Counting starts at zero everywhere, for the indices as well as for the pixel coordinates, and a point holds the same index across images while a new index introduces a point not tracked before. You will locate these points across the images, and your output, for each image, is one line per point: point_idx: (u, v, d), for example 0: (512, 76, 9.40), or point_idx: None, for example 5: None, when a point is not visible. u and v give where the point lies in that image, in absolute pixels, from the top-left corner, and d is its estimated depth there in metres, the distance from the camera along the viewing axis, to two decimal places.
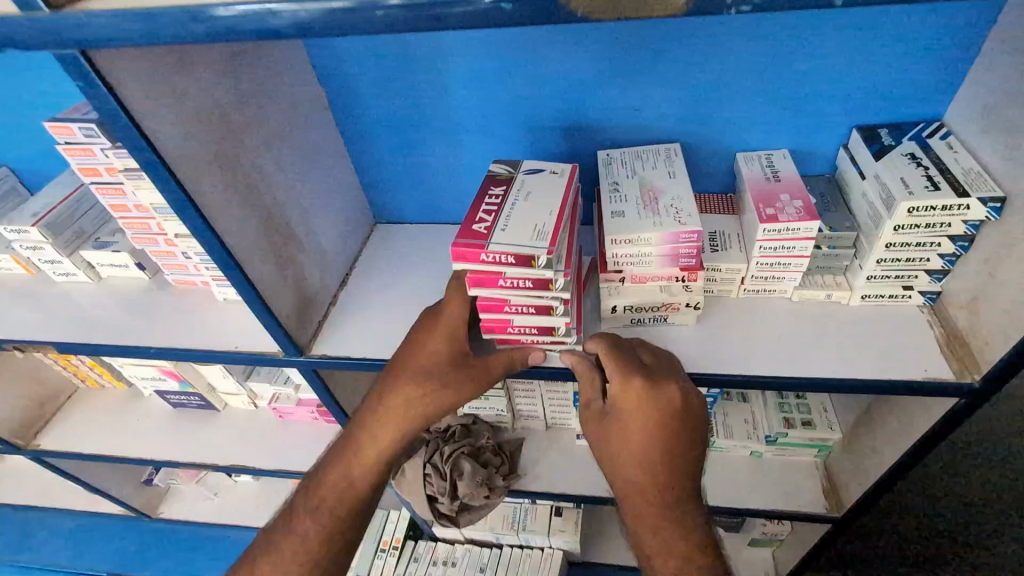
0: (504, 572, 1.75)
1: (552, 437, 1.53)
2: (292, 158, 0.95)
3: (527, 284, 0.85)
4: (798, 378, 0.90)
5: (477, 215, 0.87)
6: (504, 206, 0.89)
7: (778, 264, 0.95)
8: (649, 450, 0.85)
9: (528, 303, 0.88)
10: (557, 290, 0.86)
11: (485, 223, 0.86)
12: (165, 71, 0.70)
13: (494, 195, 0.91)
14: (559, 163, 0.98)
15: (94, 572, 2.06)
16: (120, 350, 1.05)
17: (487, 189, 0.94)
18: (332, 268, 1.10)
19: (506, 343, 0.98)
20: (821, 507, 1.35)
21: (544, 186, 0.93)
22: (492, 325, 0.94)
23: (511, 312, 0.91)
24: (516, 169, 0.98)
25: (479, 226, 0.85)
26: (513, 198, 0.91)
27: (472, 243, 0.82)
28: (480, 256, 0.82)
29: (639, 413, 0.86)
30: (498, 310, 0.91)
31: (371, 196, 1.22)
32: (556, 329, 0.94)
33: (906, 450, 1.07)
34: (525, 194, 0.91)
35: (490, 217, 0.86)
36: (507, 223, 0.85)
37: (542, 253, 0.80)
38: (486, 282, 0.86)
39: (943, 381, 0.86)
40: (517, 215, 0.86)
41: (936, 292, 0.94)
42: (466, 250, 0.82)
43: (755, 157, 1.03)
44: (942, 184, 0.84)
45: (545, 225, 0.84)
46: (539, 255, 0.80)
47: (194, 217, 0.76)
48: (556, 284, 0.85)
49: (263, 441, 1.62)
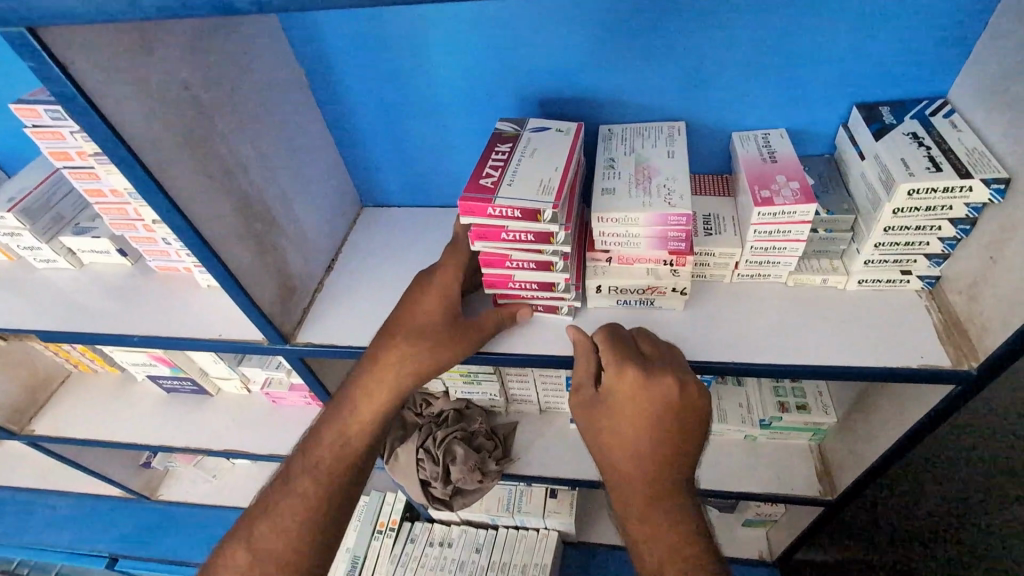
0: (500, 553, 1.76)
1: (546, 421, 1.53)
2: (269, 140, 0.92)
3: (529, 237, 0.85)
4: (791, 365, 0.88)
5: (484, 170, 0.87)
6: (511, 161, 0.88)
7: (774, 248, 0.92)
8: (643, 439, 0.82)
9: (530, 257, 0.89)
10: (557, 244, 0.85)
11: (492, 178, 0.86)
12: (125, 50, 0.67)
13: (500, 151, 0.91)
14: (565, 122, 0.97)
15: (96, 553, 2.09)
16: (102, 338, 1.04)
17: (493, 145, 0.93)
18: (317, 253, 1.07)
19: (504, 300, 0.99)
20: (814, 490, 1.35)
21: (548, 144, 0.92)
22: (494, 279, 0.95)
23: (513, 267, 0.91)
24: (522, 127, 0.97)
25: (486, 180, 0.85)
26: (518, 155, 0.90)
27: (480, 197, 0.82)
28: (487, 211, 0.82)
29: (635, 400, 0.83)
30: (499, 266, 0.92)
31: (356, 179, 1.19)
32: (556, 285, 0.93)
33: (901, 436, 1.06)
34: (530, 150, 0.91)
35: (497, 172, 0.86)
36: (514, 178, 0.85)
37: (548, 207, 0.80)
38: (489, 236, 0.87)
39: (939, 367, 0.84)
40: (524, 170, 0.86)
41: (936, 276, 0.91)
42: (474, 203, 0.82)
43: (751, 137, 0.99)
44: (944, 165, 0.80)
45: (552, 180, 0.84)
46: (545, 210, 0.80)
47: (163, 204, 0.74)
48: (556, 238, 0.85)
49: (256, 425, 1.61)
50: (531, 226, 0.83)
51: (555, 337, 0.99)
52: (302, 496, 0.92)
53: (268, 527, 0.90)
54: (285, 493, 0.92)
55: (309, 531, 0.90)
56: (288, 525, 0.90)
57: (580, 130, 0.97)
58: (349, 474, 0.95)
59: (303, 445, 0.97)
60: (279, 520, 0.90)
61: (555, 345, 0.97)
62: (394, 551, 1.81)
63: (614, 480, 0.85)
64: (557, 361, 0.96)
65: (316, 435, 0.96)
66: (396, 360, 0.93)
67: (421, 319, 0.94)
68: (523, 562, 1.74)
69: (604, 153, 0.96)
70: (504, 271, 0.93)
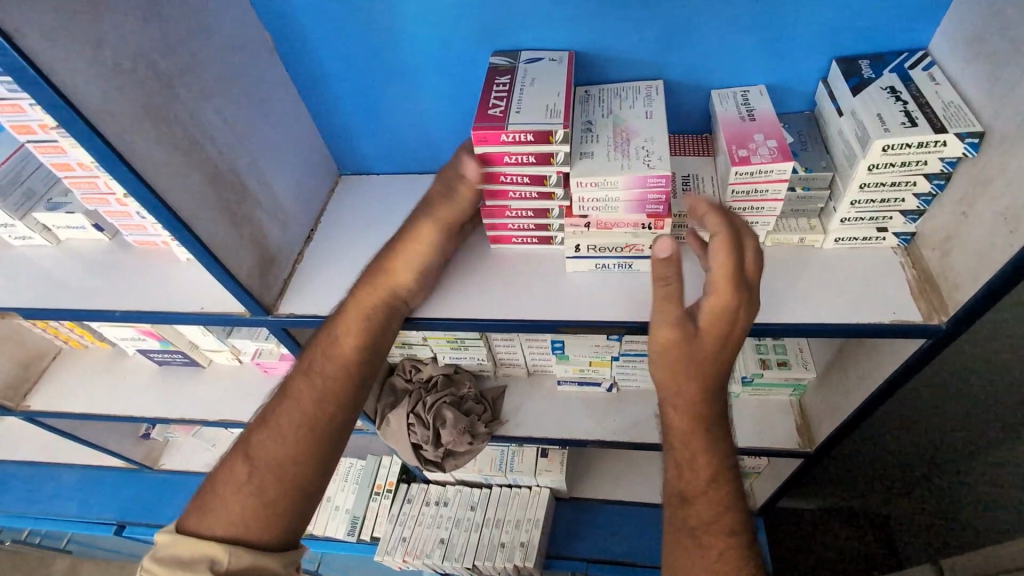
0: (494, 509, 1.83)
1: (534, 383, 1.55)
2: (236, 110, 0.91)
3: (531, 160, 0.86)
4: (768, 325, 0.89)
5: (490, 101, 0.87)
6: (513, 91, 0.88)
7: (751, 209, 0.92)
8: (715, 368, 0.82)
9: (532, 184, 0.90)
10: (558, 165, 0.86)
11: (500, 107, 0.86)
12: (73, 17, 0.65)
13: (501, 82, 0.90)
14: (556, 51, 0.96)
15: (105, 521, 2.14)
16: (84, 315, 1.04)
17: (492, 79, 0.92)
18: (294, 224, 1.06)
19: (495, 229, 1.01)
20: (793, 442, 1.40)
21: (547, 74, 0.92)
22: (491, 210, 0.97)
23: (513, 197, 0.93)
24: (517, 60, 0.96)
25: (494, 110, 0.85)
26: (519, 85, 0.90)
27: (492, 125, 0.83)
28: (501, 138, 0.83)
29: (717, 328, 0.80)
30: (501, 194, 0.92)
31: (332, 146, 1.17)
32: (550, 212, 0.95)
33: (873, 392, 1.09)
34: (530, 80, 0.91)
35: (503, 102, 0.87)
36: (521, 106, 0.85)
37: (559, 127, 0.81)
38: (490, 161, 0.87)
39: (911, 323, 0.85)
40: (529, 97, 0.87)
41: (911, 233, 0.92)
42: (487, 131, 0.82)
43: (730, 95, 0.98)
44: (920, 119, 0.79)
45: (557, 104, 0.85)
46: (556, 130, 0.81)
47: (129, 177, 0.73)
48: (557, 159, 0.85)
49: (249, 395, 1.64)
50: (539, 147, 0.84)
51: (532, 301, 0.98)
52: (299, 399, 0.90)
53: (268, 434, 0.88)
54: (284, 400, 0.90)
55: (302, 435, 0.87)
56: (288, 440, 0.87)
57: (573, 57, 0.97)
58: (350, 400, 0.92)
59: (304, 355, 0.96)
60: (278, 433, 0.88)
61: (535, 309, 0.97)
62: (392, 511, 1.87)
63: (674, 404, 0.83)
64: (536, 326, 0.96)
65: (315, 343, 0.95)
66: (395, 264, 0.95)
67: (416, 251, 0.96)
68: (517, 519, 1.81)
69: (581, 115, 0.94)
70: (502, 201, 0.94)
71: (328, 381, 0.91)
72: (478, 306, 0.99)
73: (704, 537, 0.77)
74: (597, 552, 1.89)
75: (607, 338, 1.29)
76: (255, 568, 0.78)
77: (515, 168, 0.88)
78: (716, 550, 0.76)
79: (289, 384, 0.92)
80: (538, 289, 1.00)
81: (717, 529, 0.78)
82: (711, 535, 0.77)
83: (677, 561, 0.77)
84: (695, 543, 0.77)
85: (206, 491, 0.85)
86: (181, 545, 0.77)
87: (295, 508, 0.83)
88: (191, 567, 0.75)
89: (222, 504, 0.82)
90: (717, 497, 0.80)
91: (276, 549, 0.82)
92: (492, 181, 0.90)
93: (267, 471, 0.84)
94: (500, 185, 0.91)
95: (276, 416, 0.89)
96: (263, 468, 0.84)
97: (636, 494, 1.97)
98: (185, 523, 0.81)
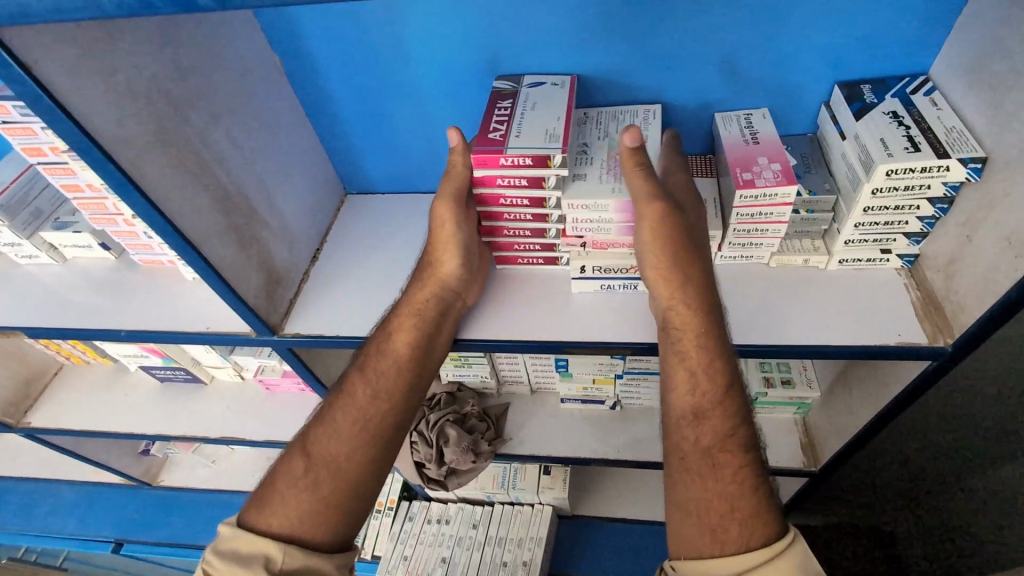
0: (497, 527, 1.81)
1: (537, 400, 1.55)
2: (245, 133, 0.92)
3: (523, 183, 0.87)
4: (774, 346, 0.89)
5: (490, 124, 0.88)
6: (514, 115, 0.89)
7: (756, 231, 0.93)
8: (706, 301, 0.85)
9: (529, 207, 0.91)
10: (550, 189, 0.86)
11: (499, 131, 0.87)
12: (88, 46, 0.67)
13: (501, 106, 0.92)
14: (560, 75, 0.98)
15: (103, 538, 2.12)
16: (89, 334, 1.04)
17: (493, 103, 0.93)
18: (300, 244, 1.07)
19: (498, 249, 1.02)
20: (798, 461, 1.40)
21: (552, 98, 0.93)
22: (489, 230, 0.97)
23: (509, 219, 0.94)
24: (520, 83, 0.97)
25: (494, 133, 0.86)
26: (520, 109, 0.92)
27: (491, 149, 0.84)
28: (500, 161, 0.84)
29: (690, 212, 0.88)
30: (499, 216, 0.93)
31: (338, 167, 1.18)
32: (547, 233, 0.96)
33: (878, 412, 1.09)
34: (532, 104, 0.92)
35: (502, 126, 0.88)
36: (520, 130, 0.86)
37: (557, 152, 0.82)
38: (485, 183, 0.88)
39: (917, 345, 0.85)
40: (528, 122, 0.88)
41: (915, 255, 0.92)
42: (487, 155, 0.83)
43: (733, 118, 0.98)
44: (923, 144, 0.80)
45: (557, 128, 0.86)
46: (554, 155, 0.82)
47: (139, 201, 0.73)
48: (548, 183, 0.86)
49: (251, 412, 1.63)
50: (536, 171, 0.85)
51: (537, 321, 0.99)
52: (357, 399, 0.89)
53: (326, 431, 0.87)
54: (342, 399, 0.90)
55: (359, 432, 0.87)
56: (344, 436, 0.86)
57: (578, 81, 0.98)
58: (404, 399, 0.90)
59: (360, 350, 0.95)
60: (334, 429, 0.87)
61: (540, 328, 0.97)
62: (394, 528, 1.86)
63: (675, 308, 0.85)
64: (541, 346, 0.96)
65: (372, 343, 0.94)
66: (445, 258, 0.95)
67: (451, 238, 0.93)
68: (519, 537, 1.80)
69: (579, 137, 0.95)
70: (499, 223, 0.95)
71: (385, 379, 0.90)
72: (484, 325, 0.99)
73: (718, 456, 0.76)
74: (601, 571, 1.88)
75: (612, 357, 1.29)
76: (308, 569, 0.76)
77: (512, 190, 0.88)
78: (731, 471, 0.75)
79: (346, 381, 0.92)
80: (543, 308, 1.00)
81: (730, 444, 0.77)
82: (727, 456, 0.76)
83: (688, 489, 0.75)
84: (710, 464, 0.76)
85: (264, 485, 0.84)
86: (240, 540, 0.76)
87: (346, 505, 0.82)
88: (247, 563, 0.74)
89: (278, 497, 0.81)
90: (737, 447, 0.77)
91: (327, 551, 0.80)
92: (491, 204, 0.91)
93: (324, 467, 0.84)
94: (499, 208, 0.92)
95: (335, 413, 0.89)
96: (320, 462, 0.84)
97: (639, 511, 1.96)
98: (246, 516, 0.80)
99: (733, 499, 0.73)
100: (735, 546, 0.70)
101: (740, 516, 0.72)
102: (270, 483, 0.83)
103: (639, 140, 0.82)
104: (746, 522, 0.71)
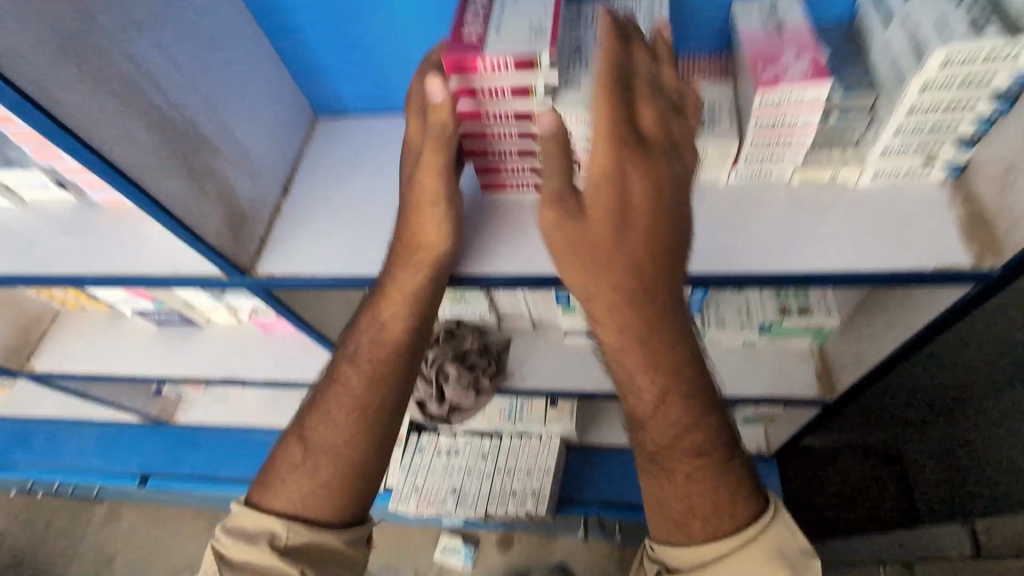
0: (506, 458, 1.83)
1: (540, 334, 1.49)
2: (179, 47, 0.80)
3: (507, 92, 0.75)
4: (794, 272, 0.80)
5: (465, 23, 0.75)
6: (492, 11, 0.76)
7: (778, 141, 0.80)
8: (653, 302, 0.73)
9: (514, 123, 0.79)
10: (537, 98, 0.75)
11: (476, 31, 0.74)
12: None
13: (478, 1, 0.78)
14: None
15: (129, 473, 2.21)
16: (57, 281, 0.98)
17: None
18: (268, 177, 0.98)
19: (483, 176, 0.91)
20: (813, 391, 1.34)
21: None
22: (472, 154, 0.86)
23: (494, 139, 0.82)
24: None
25: (469, 33, 0.73)
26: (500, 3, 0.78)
27: (465, 51, 0.71)
28: (477, 66, 0.71)
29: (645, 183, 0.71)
30: (481, 137, 0.82)
31: (304, 86, 1.06)
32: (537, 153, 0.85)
33: (903, 342, 1.00)
34: None
35: (478, 24, 0.74)
36: (499, 27, 0.73)
37: (543, 50, 0.70)
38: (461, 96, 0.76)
39: (957, 269, 0.75)
40: (509, 17, 0.74)
41: (963, 164, 0.80)
42: (460, 59, 0.71)
43: (755, 7, 0.83)
44: (991, 23, 0.66)
45: (543, 24, 0.73)
46: (540, 54, 0.70)
47: (46, 122, 0.65)
48: (536, 91, 0.74)
49: (252, 353, 1.61)
50: (521, 77, 0.72)
51: (529, 253, 0.90)
52: (349, 383, 0.84)
53: (321, 413, 0.83)
54: (334, 381, 0.85)
55: (353, 416, 0.82)
56: (339, 417, 0.82)
57: None
58: (399, 379, 0.84)
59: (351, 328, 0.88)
60: (329, 411, 0.83)
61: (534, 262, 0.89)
62: (404, 461, 1.87)
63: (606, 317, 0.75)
64: (535, 281, 0.88)
65: (358, 321, 0.87)
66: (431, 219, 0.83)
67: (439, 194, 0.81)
68: (528, 466, 1.81)
69: (569, 38, 0.81)
70: (483, 144, 0.84)
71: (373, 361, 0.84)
72: (472, 259, 0.91)
73: (669, 461, 0.77)
74: (610, 496, 1.91)
75: None
76: (314, 543, 0.76)
77: (494, 103, 0.76)
78: (683, 474, 0.76)
79: (338, 362, 0.86)
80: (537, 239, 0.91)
81: (682, 448, 0.76)
82: (678, 459, 0.77)
83: (654, 488, 0.77)
84: (663, 467, 0.77)
85: (267, 464, 0.82)
86: (244, 517, 0.77)
87: (347, 486, 0.79)
88: (252, 541, 0.75)
89: (277, 478, 0.79)
90: (695, 452, 0.76)
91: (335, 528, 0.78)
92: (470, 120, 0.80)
93: (323, 449, 0.80)
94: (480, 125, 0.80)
95: (327, 397, 0.84)
96: (318, 445, 0.81)
97: None
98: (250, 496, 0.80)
99: (689, 499, 0.75)
100: (698, 537, 0.74)
101: (700, 514, 0.75)
102: (272, 463, 0.82)
103: (552, 123, 0.70)
104: (704, 526, 0.74)
